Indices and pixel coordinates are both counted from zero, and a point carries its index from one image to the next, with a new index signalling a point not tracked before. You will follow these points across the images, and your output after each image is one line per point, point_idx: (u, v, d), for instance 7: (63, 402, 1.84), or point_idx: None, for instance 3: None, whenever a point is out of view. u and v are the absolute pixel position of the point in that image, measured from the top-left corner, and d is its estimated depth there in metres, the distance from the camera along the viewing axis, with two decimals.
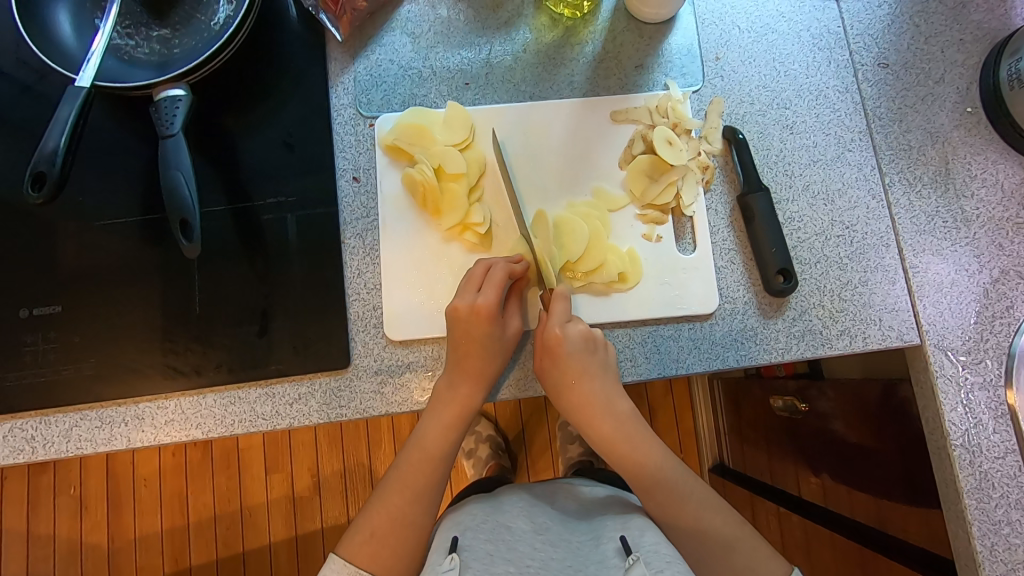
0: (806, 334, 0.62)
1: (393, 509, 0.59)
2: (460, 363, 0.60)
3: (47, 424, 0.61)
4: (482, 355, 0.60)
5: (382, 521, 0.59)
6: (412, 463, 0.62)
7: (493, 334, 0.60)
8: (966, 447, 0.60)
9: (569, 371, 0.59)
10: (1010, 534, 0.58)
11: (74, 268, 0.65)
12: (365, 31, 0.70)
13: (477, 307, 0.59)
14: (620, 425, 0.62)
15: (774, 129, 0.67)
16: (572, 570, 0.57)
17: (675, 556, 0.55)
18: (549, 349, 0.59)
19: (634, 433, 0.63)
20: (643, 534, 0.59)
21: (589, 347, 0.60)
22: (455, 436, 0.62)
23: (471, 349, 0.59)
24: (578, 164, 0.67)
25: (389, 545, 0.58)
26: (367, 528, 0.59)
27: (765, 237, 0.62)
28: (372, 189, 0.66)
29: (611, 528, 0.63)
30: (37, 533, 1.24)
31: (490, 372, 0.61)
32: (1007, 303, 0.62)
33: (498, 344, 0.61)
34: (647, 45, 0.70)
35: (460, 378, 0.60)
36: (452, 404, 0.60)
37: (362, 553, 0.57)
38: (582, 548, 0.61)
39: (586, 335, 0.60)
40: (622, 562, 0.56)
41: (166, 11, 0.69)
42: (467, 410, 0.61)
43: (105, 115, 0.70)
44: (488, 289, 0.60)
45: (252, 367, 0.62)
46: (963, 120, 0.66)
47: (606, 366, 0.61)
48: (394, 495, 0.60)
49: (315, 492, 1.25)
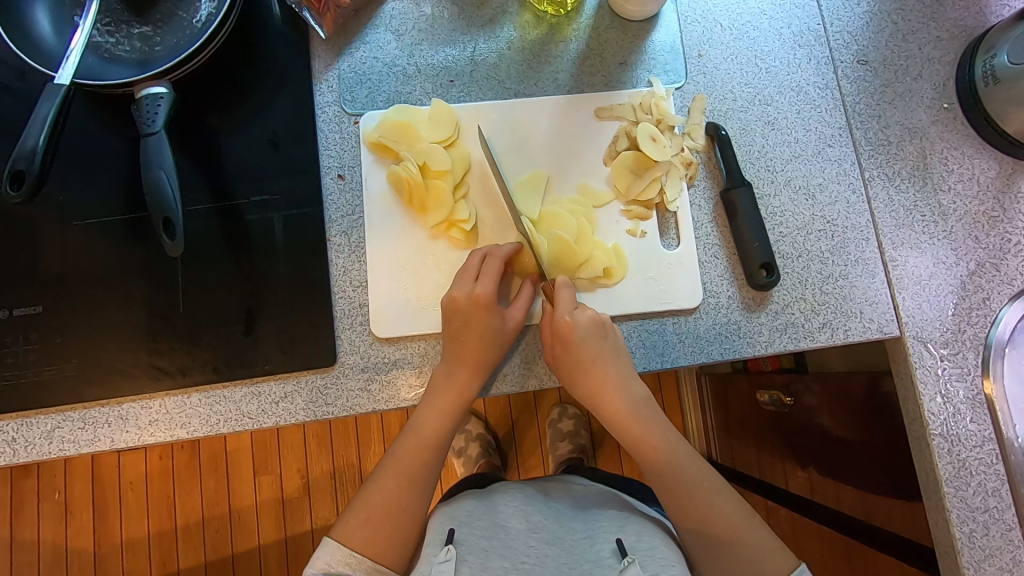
0: (788, 328, 0.63)
1: (389, 494, 0.59)
2: (457, 352, 0.60)
3: (28, 426, 0.60)
4: (480, 345, 0.60)
5: (376, 506, 0.59)
6: (408, 451, 0.61)
7: (492, 325, 0.60)
8: (945, 436, 0.61)
9: (583, 356, 0.59)
10: (987, 521, 0.60)
11: (56, 269, 0.64)
12: (349, 29, 0.70)
13: (476, 296, 0.60)
14: (633, 408, 0.62)
15: (756, 125, 0.68)
16: (566, 567, 0.58)
17: (673, 560, 0.58)
18: (561, 337, 0.59)
19: (648, 416, 0.62)
20: (639, 538, 0.61)
21: (599, 332, 0.60)
22: (450, 424, 0.61)
23: (469, 338, 0.59)
24: (562, 160, 0.67)
25: (385, 529, 0.58)
26: (362, 512, 0.59)
27: (747, 232, 0.63)
28: (357, 188, 0.66)
29: (607, 528, 0.64)
30: (20, 538, 1.22)
31: (486, 361, 0.60)
32: (983, 295, 0.63)
33: (498, 336, 0.61)
34: (631, 42, 0.70)
35: (457, 365, 0.60)
36: (448, 392, 0.60)
37: (357, 536, 0.57)
38: (576, 546, 0.62)
39: (594, 321, 0.60)
40: (616, 563, 0.58)
41: (147, 9, 0.69)
42: (462, 399, 0.60)
43: (85, 113, 0.69)
44: (484, 279, 0.61)
45: (238, 366, 0.61)
46: (940, 116, 0.67)
47: (620, 349, 0.61)
48: (388, 480, 0.60)
49: (305, 493, 1.25)
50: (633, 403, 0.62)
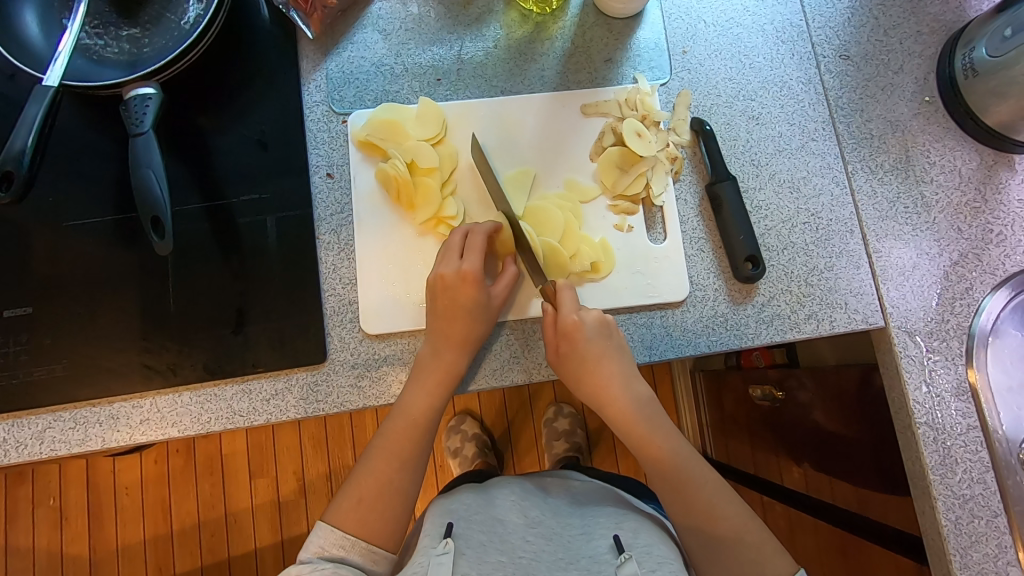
0: (775, 320, 0.64)
1: (380, 475, 0.59)
2: (444, 328, 0.60)
3: (19, 426, 0.60)
4: (467, 321, 0.60)
5: (368, 488, 0.59)
6: (397, 431, 0.60)
7: (478, 300, 0.61)
8: (930, 425, 0.61)
9: (589, 354, 0.60)
10: (971, 508, 0.60)
11: (47, 271, 0.64)
12: (337, 29, 0.70)
13: (464, 273, 0.60)
14: (638, 407, 0.62)
15: (741, 120, 0.69)
16: (564, 562, 0.59)
17: (668, 556, 0.58)
18: (568, 336, 0.59)
19: (652, 415, 0.63)
20: (636, 535, 0.61)
21: (604, 332, 0.61)
22: (439, 405, 0.61)
23: (455, 316, 0.60)
24: (549, 157, 0.68)
25: (377, 511, 0.58)
26: (354, 494, 0.59)
27: (732, 226, 0.64)
28: (346, 186, 0.67)
29: (603, 523, 0.64)
30: (15, 546, 1.22)
31: (473, 337, 0.61)
32: (966, 284, 0.64)
33: (483, 311, 0.61)
34: (616, 40, 0.71)
35: (443, 345, 0.60)
36: (435, 371, 0.60)
37: (350, 518, 0.58)
38: (574, 541, 0.62)
39: (599, 321, 0.61)
40: (614, 559, 0.58)
41: (135, 11, 0.69)
42: (450, 376, 0.60)
43: (74, 116, 0.69)
44: (470, 255, 0.61)
45: (230, 365, 0.62)
46: (921, 110, 0.68)
47: (623, 349, 0.62)
48: (379, 462, 0.60)
49: (301, 495, 1.25)
50: (637, 402, 0.62)
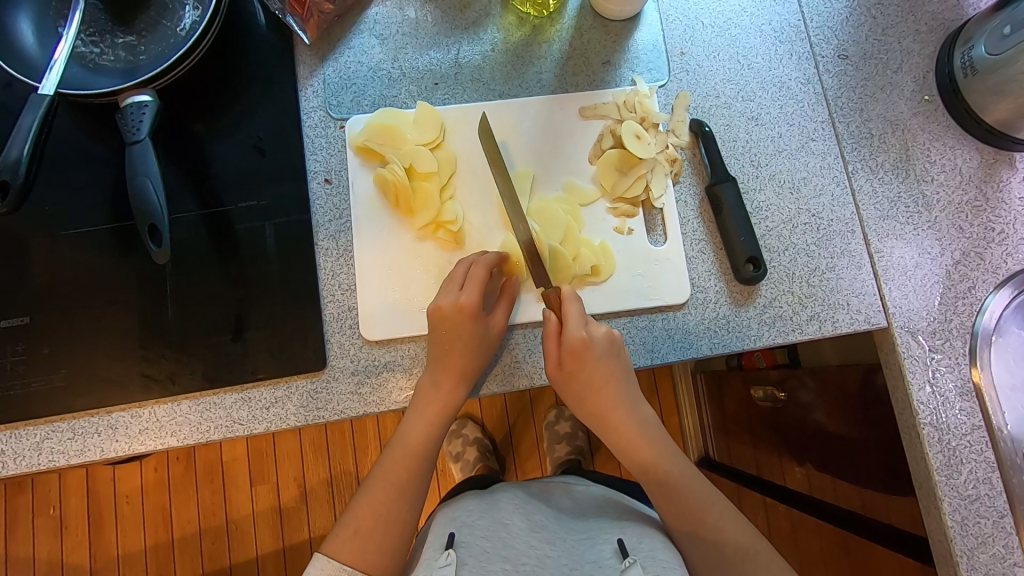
0: (777, 321, 0.63)
1: (377, 505, 0.59)
2: (442, 360, 0.59)
3: (17, 437, 0.60)
4: (465, 355, 0.59)
5: (365, 518, 0.59)
6: (396, 461, 0.61)
7: (476, 333, 0.59)
8: (934, 425, 0.61)
9: (597, 374, 0.59)
10: (978, 509, 0.60)
11: (44, 281, 0.64)
12: (334, 34, 0.70)
13: (460, 305, 0.59)
14: (643, 429, 0.62)
15: (740, 121, 0.69)
16: (567, 567, 0.58)
17: (672, 561, 0.57)
18: (575, 353, 0.58)
19: (657, 438, 0.62)
20: (640, 539, 0.61)
21: (613, 351, 0.60)
22: (437, 434, 0.62)
23: (453, 346, 0.59)
24: (548, 160, 0.68)
25: (374, 541, 0.58)
26: (351, 525, 0.58)
27: (732, 227, 0.64)
28: (344, 191, 0.66)
29: (608, 529, 0.64)
30: (15, 556, 1.21)
31: (475, 361, 0.60)
32: (968, 284, 0.64)
33: (481, 342, 0.60)
34: (614, 41, 0.71)
35: (442, 374, 0.60)
36: (434, 401, 0.60)
37: (346, 549, 0.57)
38: (578, 546, 0.62)
39: (608, 340, 0.60)
40: (618, 563, 0.57)
41: (131, 18, 0.69)
42: (448, 409, 0.61)
43: (70, 124, 0.69)
44: (469, 288, 0.60)
45: (229, 372, 0.61)
46: (921, 108, 0.68)
47: (630, 371, 0.61)
48: (377, 492, 0.60)
49: (302, 502, 1.24)
50: (641, 425, 0.62)
